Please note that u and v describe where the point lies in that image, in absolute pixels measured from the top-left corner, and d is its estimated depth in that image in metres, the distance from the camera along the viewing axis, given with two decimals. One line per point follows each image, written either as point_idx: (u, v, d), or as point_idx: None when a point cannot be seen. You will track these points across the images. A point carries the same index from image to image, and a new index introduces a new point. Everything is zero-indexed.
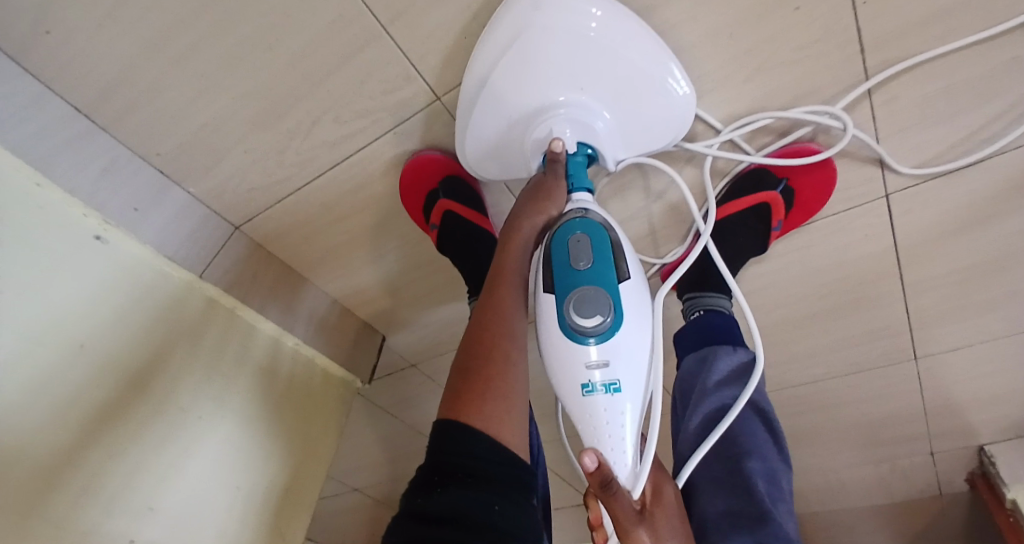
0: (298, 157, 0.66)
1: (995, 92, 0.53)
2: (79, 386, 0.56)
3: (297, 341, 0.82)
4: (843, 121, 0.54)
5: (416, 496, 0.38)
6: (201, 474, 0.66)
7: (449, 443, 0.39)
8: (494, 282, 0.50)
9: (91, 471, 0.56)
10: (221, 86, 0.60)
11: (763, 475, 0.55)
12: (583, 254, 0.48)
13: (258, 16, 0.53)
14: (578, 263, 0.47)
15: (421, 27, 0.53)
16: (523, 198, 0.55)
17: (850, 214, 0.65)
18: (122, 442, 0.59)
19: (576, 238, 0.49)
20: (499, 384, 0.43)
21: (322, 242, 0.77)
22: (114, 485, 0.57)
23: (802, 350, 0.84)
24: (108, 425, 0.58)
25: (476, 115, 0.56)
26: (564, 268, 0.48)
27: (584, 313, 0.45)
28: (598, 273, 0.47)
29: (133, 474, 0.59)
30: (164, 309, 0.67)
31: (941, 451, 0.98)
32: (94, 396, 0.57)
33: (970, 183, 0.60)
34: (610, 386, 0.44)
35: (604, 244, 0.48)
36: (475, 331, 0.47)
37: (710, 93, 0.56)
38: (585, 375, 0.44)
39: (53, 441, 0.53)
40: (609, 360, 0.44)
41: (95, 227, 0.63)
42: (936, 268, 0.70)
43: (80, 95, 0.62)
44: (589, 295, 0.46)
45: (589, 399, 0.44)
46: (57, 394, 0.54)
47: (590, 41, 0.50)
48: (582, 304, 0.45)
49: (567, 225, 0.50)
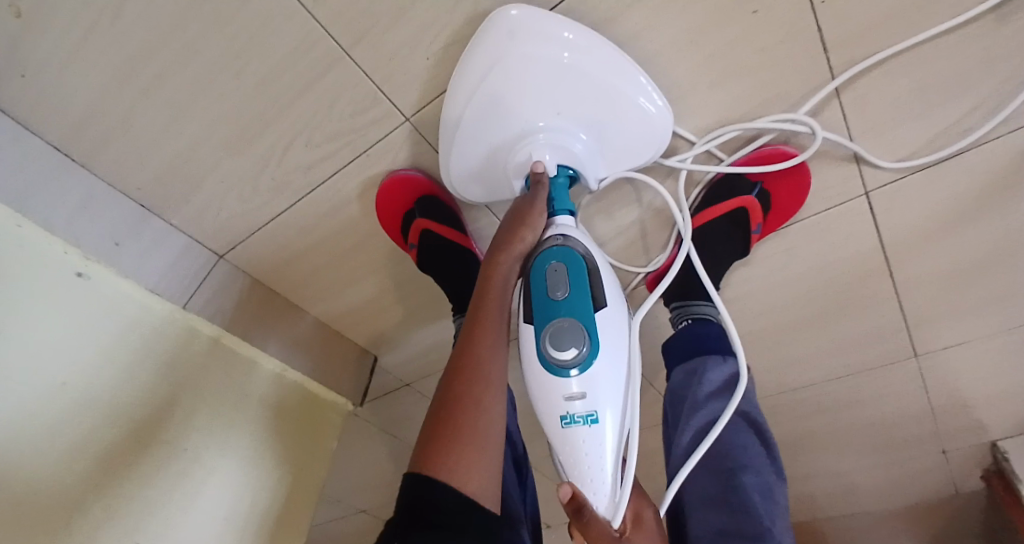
0: (273, 182, 0.66)
1: (970, 83, 0.51)
2: (60, 419, 0.56)
3: (278, 365, 0.80)
4: (810, 125, 0.54)
5: (392, 539, 0.36)
6: (191, 504, 0.65)
7: (415, 492, 0.39)
8: (474, 316, 0.48)
9: (76, 505, 0.55)
10: (193, 116, 0.60)
11: (757, 489, 0.53)
12: (560, 284, 0.48)
13: (223, 47, 0.53)
14: (555, 293, 0.47)
15: (381, 50, 0.53)
16: (506, 224, 0.54)
17: (831, 213, 0.64)
18: (109, 476, 0.59)
19: (553, 267, 0.49)
20: (471, 428, 0.42)
21: (305, 266, 0.77)
22: (99, 521, 0.57)
23: (798, 353, 0.82)
24: (94, 458, 0.58)
25: (457, 144, 0.56)
26: (542, 298, 0.48)
27: (558, 347, 0.45)
28: (575, 303, 0.47)
29: (118, 508, 0.58)
30: (148, 341, 0.67)
31: (952, 449, 0.95)
32: (76, 430, 0.57)
33: (954, 176, 0.59)
34: (588, 418, 0.44)
35: (581, 272, 0.48)
36: (450, 376, 0.46)
37: (678, 101, 0.55)
38: (563, 407, 0.44)
39: (35, 474, 0.53)
40: (587, 392, 0.44)
41: (77, 264, 0.63)
42: (928, 265, 0.68)
43: (58, 132, 0.63)
44: (565, 327, 0.46)
45: (568, 430, 0.44)
46: (36, 429, 0.54)
47: (564, 67, 0.49)
48: (559, 336, 0.46)
49: (544, 255, 0.50)
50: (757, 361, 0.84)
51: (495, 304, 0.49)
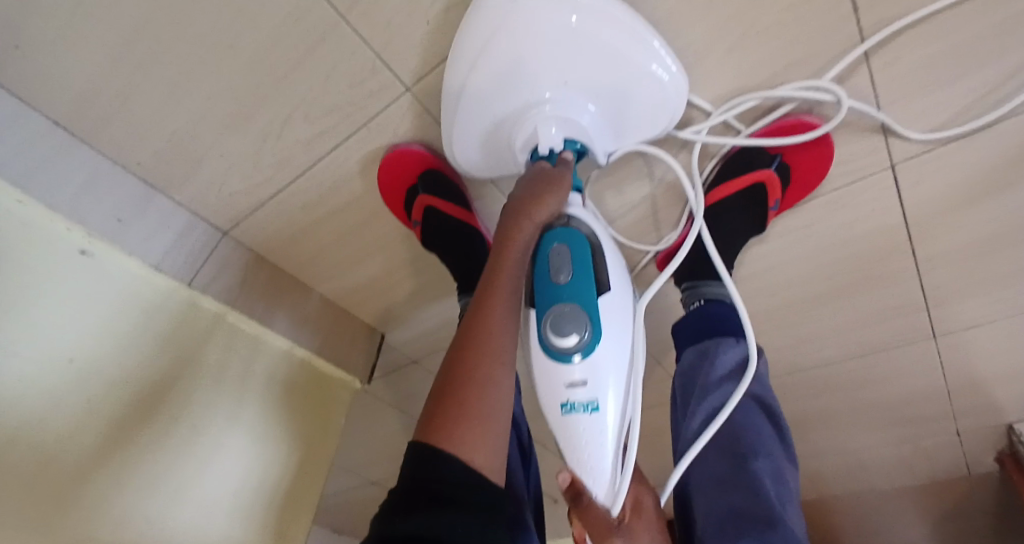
0: (275, 157, 0.65)
1: (1005, 48, 0.48)
2: (68, 397, 0.56)
3: (286, 343, 0.80)
4: (836, 93, 0.51)
5: (389, 516, 0.35)
6: (199, 479, 0.65)
7: (417, 467, 0.37)
8: (484, 290, 0.46)
9: (84, 480, 0.55)
10: (190, 89, 0.58)
11: (770, 473, 0.52)
12: (563, 268, 0.48)
13: (216, 15, 0.51)
14: (558, 277, 0.47)
15: (381, 17, 0.50)
16: (521, 192, 0.51)
17: (852, 188, 0.61)
18: (119, 453, 0.59)
19: (557, 250, 0.49)
20: (475, 407, 0.40)
21: (310, 242, 0.76)
22: (104, 499, 0.56)
23: (813, 332, 0.80)
24: (102, 433, 0.58)
25: (460, 118, 0.54)
26: (545, 283, 0.48)
27: (559, 333, 0.45)
28: (578, 288, 0.47)
29: (126, 485, 0.59)
30: (154, 319, 0.66)
31: (968, 429, 0.93)
32: (84, 406, 0.57)
33: (983, 148, 0.56)
34: (590, 405, 0.43)
35: (584, 257, 0.48)
36: (457, 350, 0.44)
37: (692, 68, 0.52)
38: (564, 394, 0.44)
39: (44, 450, 0.53)
40: (589, 379, 0.44)
41: (79, 242, 0.63)
42: (951, 242, 0.65)
43: (55, 108, 0.61)
44: (567, 312, 0.46)
45: (569, 417, 0.44)
46: (45, 407, 0.54)
47: (571, 35, 0.47)
48: (559, 322, 0.45)
49: (547, 238, 0.50)
50: (771, 340, 0.83)
51: (505, 276, 0.47)
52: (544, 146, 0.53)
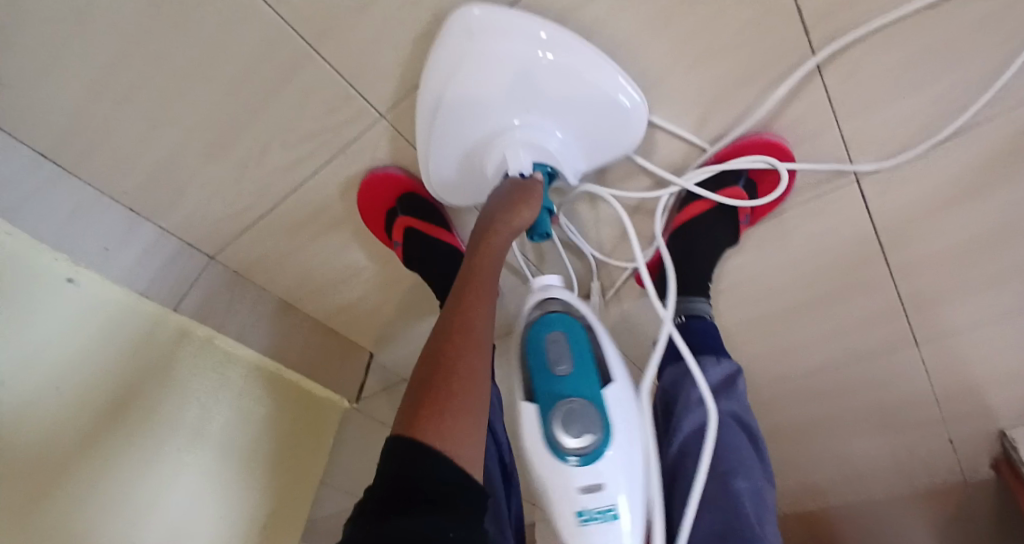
0: (256, 184, 0.66)
1: (956, 58, 0.50)
2: (56, 433, 0.58)
3: (275, 365, 0.81)
4: (768, 162, 0.57)
5: (369, 518, 0.34)
6: (187, 503, 0.67)
7: (403, 462, 0.36)
8: (462, 289, 0.47)
9: (71, 511, 0.57)
10: (172, 121, 0.60)
11: (750, 493, 0.53)
12: (563, 358, 0.51)
13: (194, 50, 0.53)
14: (558, 368, 0.50)
15: (351, 49, 0.52)
16: (495, 200, 0.53)
17: (820, 199, 0.63)
18: (105, 482, 0.60)
19: (552, 339, 0.52)
20: (458, 398, 0.40)
21: (295, 264, 0.77)
22: (95, 523, 0.59)
23: (795, 341, 0.81)
24: (89, 465, 0.60)
25: (434, 143, 0.55)
26: (545, 374, 0.50)
27: (570, 431, 0.47)
28: (578, 379, 0.50)
29: (114, 514, 0.60)
30: (142, 349, 0.68)
31: (961, 435, 0.92)
32: (71, 441, 0.59)
33: (943, 156, 0.57)
34: (607, 512, 0.45)
35: (582, 346, 0.52)
36: (440, 338, 0.44)
37: (654, 86, 0.55)
38: (579, 500, 0.46)
39: (29, 485, 0.55)
40: (603, 485, 0.46)
41: (66, 271, 0.65)
42: (924, 250, 0.66)
43: (43, 142, 0.63)
44: (576, 411, 0.48)
45: (586, 527, 0.45)
46: (36, 442, 0.56)
47: (540, 67, 0.49)
48: (569, 420, 0.47)
49: (544, 324, 0.53)
50: (754, 349, 0.83)
51: (484, 277, 0.48)
52: (515, 169, 0.54)
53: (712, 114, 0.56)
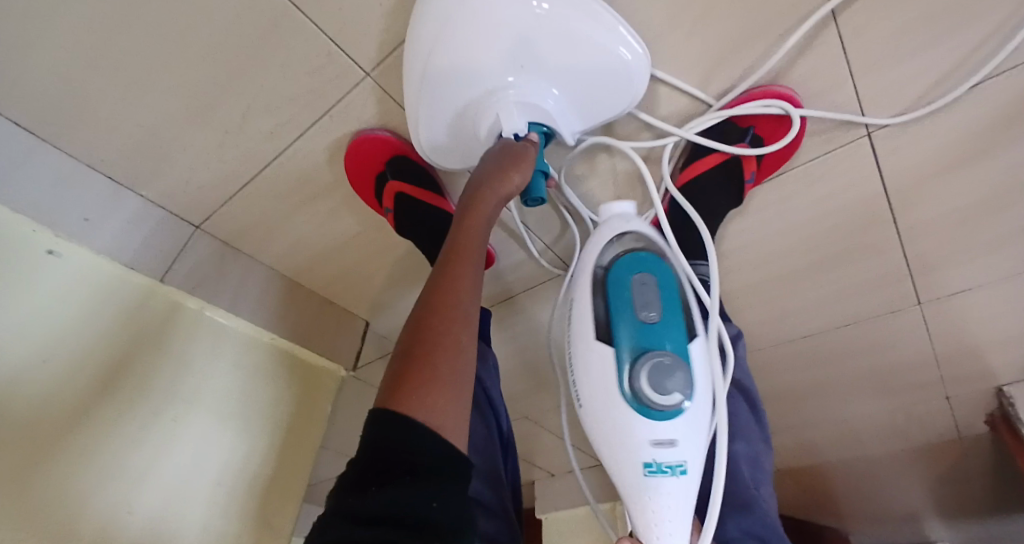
0: (239, 150, 0.64)
1: (978, 6, 0.46)
2: (47, 404, 0.57)
3: (268, 335, 0.79)
4: (782, 107, 0.53)
5: (352, 491, 0.33)
6: (183, 469, 0.66)
7: (385, 434, 0.35)
8: (449, 257, 0.45)
9: (65, 480, 0.56)
10: (145, 85, 0.57)
11: (747, 458, 0.53)
12: (651, 307, 0.47)
13: (160, 6, 0.49)
14: (648, 314, 0.47)
15: (330, 3, 0.49)
16: (485, 164, 0.51)
17: (829, 159, 0.60)
18: (100, 450, 0.59)
19: (642, 285, 0.49)
20: (444, 368, 0.38)
21: (284, 232, 0.75)
22: (90, 492, 0.58)
23: (795, 305, 0.79)
24: (84, 434, 0.59)
25: (423, 105, 0.52)
26: (632, 317, 0.47)
27: (657, 380, 0.44)
28: (666, 330, 0.47)
29: (110, 483, 0.59)
30: (134, 318, 0.66)
31: (958, 395, 0.91)
32: (65, 410, 0.58)
33: (959, 114, 0.54)
34: (677, 468, 0.42)
35: (672, 300, 0.48)
36: (425, 307, 0.42)
37: (656, 42, 0.51)
38: (648, 452, 0.43)
39: (23, 455, 0.54)
40: (677, 440, 0.43)
41: (46, 242, 0.62)
42: (932, 211, 0.64)
43: (11, 108, 0.60)
44: (667, 363, 0.44)
45: (651, 478, 0.42)
46: (27, 412, 0.55)
47: (535, 21, 0.46)
48: (659, 370, 0.44)
49: (633, 266, 0.50)
50: (754, 312, 0.82)
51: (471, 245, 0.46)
52: (509, 130, 0.51)
53: (718, 70, 0.53)
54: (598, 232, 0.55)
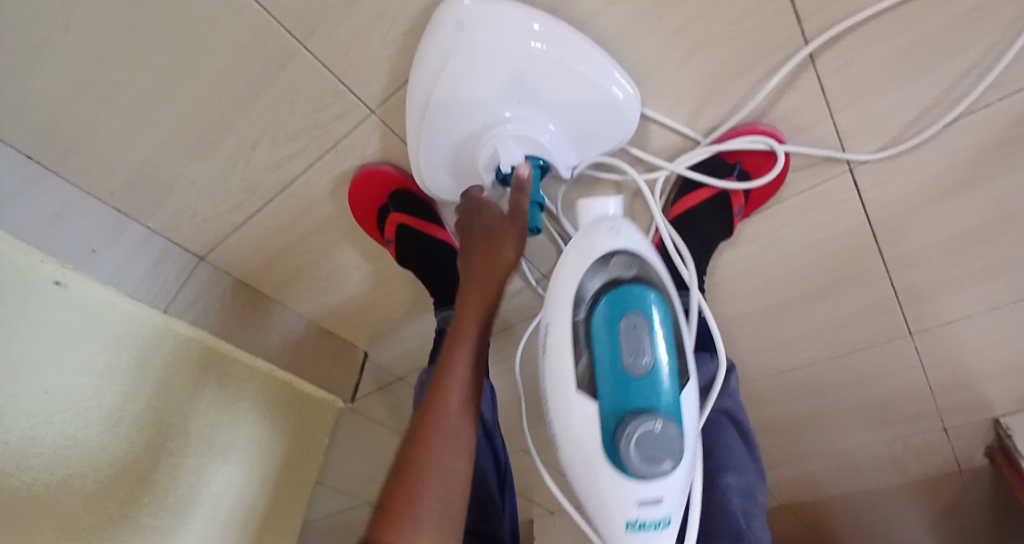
0: (246, 182, 0.66)
1: (949, 48, 0.49)
2: (63, 442, 0.59)
3: (267, 365, 0.80)
4: (766, 142, 0.55)
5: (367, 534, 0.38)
6: (200, 503, 0.69)
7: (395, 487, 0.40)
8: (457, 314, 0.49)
9: (80, 519, 0.59)
10: (158, 120, 0.59)
11: (739, 491, 0.53)
12: (643, 354, 0.40)
13: (177, 46, 0.52)
14: (640, 366, 0.40)
15: (339, 43, 0.52)
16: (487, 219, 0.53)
17: (816, 191, 0.62)
18: (114, 487, 0.62)
19: (633, 327, 0.41)
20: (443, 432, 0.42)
21: (286, 263, 0.76)
22: (104, 529, 0.60)
23: (789, 335, 0.81)
24: (98, 470, 0.61)
25: (425, 135, 0.54)
26: (621, 367, 0.40)
27: (647, 447, 0.38)
28: (658, 380, 0.40)
29: (120, 518, 0.61)
30: (149, 351, 0.68)
31: (955, 426, 0.92)
32: (80, 448, 0.60)
33: (937, 148, 0.57)
34: (661, 523, 0.39)
35: (666, 342, 0.41)
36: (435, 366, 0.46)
37: (647, 80, 0.54)
38: (632, 512, 0.38)
39: (42, 494, 0.56)
40: (663, 497, 0.39)
41: (51, 273, 0.63)
42: (918, 241, 0.66)
43: (26, 142, 0.62)
44: (661, 429, 0.38)
45: (631, 535, 0.39)
46: (46, 451, 0.57)
47: (531, 58, 0.49)
48: (651, 437, 0.38)
49: (625, 303, 0.41)
50: (750, 342, 0.83)
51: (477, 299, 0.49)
52: (506, 162, 0.53)
53: (707, 106, 0.56)
54: (577, 245, 0.46)
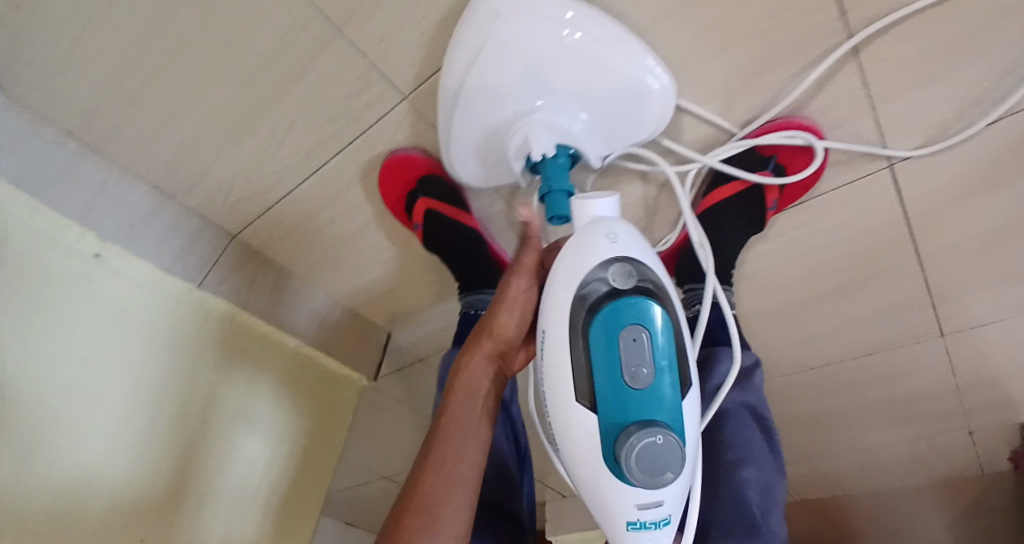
0: (277, 165, 0.66)
1: (1000, 43, 0.48)
2: (97, 413, 0.61)
3: (296, 340, 0.82)
4: (805, 138, 0.55)
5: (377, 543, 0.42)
6: (232, 476, 0.72)
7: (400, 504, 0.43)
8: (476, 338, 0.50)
9: (114, 488, 0.61)
10: (194, 101, 0.60)
11: (756, 485, 0.53)
12: (643, 366, 0.39)
13: (215, 29, 0.53)
14: (639, 379, 0.39)
15: (373, 29, 0.52)
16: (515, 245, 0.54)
17: (851, 187, 0.61)
18: (145, 459, 0.64)
19: (632, 339, 0.40)
20: (445, 453, 0.44)
21: (314, 244, 0.78)
22: (135, 499, 0.62)
23: (814, 331, 0.80)
24: (130, 442, 0.63)
25: (455, 122, 0.54)
26: (620, 380, 0.39)
27: (645, 460, 0.37)
28: (658, 391, 0.39)
29: (150, 488, 0.64)
30: (180, 328, 0.71)
31: (980, 428, 0.90)
32: (111, 420, 0.62)
33: (980, 146, 0.55)
34: (660, 523, 0.39)
35: (666, 352, 0.40)
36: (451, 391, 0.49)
37: (683, 70, 0.53)
38: (633, 514, 0.39)
39: (76, 463, 0.59)
40: (663, 501, 0.39)
41: (92, 247, 0.65)
42: (954, 240, 0.64)
43: (68, 120, 0.63)
44: (660, 442, 0.37)
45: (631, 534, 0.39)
46: (80, 423, 0.60)
47: (564, 47, 0.48)
48: (649, 450, 0.37)
49: (625, 314, 0.40)
50: (774, 337, 0.82)
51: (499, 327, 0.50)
52: (536, 151, 0.53)
53: (742, 98, 0.55)
54: (576, 248, 0.44)
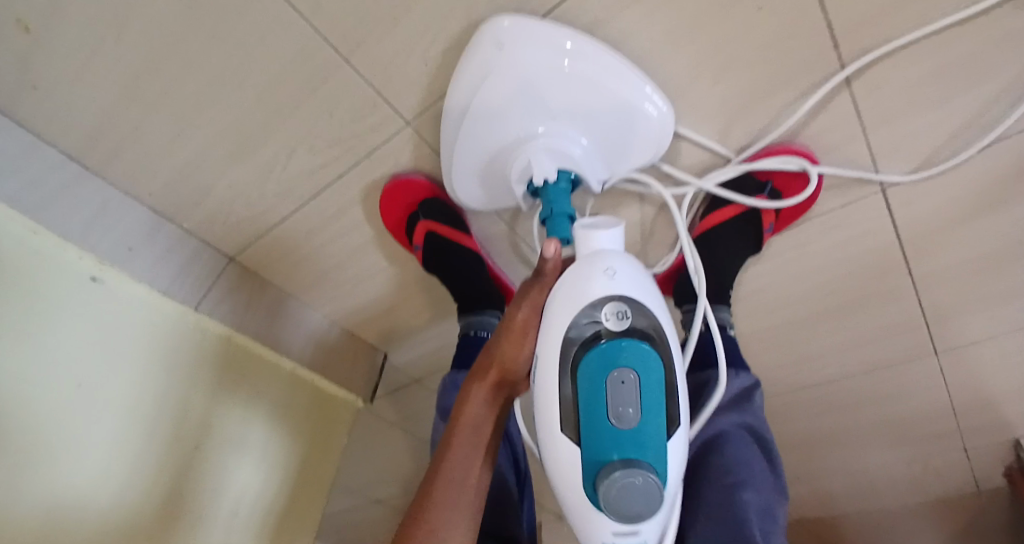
0: (279, 187, 0.67)
1: (987, 72, 0.49)
2: (91, 438, 0.60)
3: (290, 362, 0.82)
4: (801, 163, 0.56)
5: None
6: (223, 502, 0.71)
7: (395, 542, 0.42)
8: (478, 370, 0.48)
9: (105, 516, 0.59)
10: (199, 125, 0.61)
11: (756, 508, 0.52)
12: (629, 405, 0.40)
13: (222, 55, 0.53)
14: (624, 417, 0.39)
15: (379, 57, 0.52)
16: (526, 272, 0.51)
17: (845, 209, 0.62)
18: (137, 485, 0.62)
19: (621, 378, 0.40)
20: (442, 493, 0.43)
21: (314, 265, 0.78)
22: (128, 525, 0.61)
23: (811, 350, 0.80)
24: (123, 467, 0.62)
25: (457, 147, 0.55)
26: (604, 417, 0.39)
27: (623, 496, 0.38)
28: (643, 430, 0.39)
29: (142, 515, 0.62)
30: (176, 350, 0.70)
31: (975, 446, 0.91)
32: (106, 445, 0.61)
33: (969, 169, 0.57)
34: None
35: (655, 393, 0.40)
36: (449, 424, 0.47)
37: (681, 97, 0.54)
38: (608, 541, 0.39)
39: (69, 490, 0.57)
40: (639, 531, 0.39)
41: (90, 268, 0.64)
42: (945, 261, 0.66)
43: (70, 143, 0.63)
44: (640, 481, 0.38)
45: None
46: (75, 447, 0.58)
47: (564, 75, 0.49)
48: (628, 487, 0.38)
49: (615, 353, 0.41)
50: (771, 356, 0.83)
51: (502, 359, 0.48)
52: (538, 175, 0.54)
53: (740, 123, 0.56)
54: (572, 279, 0.45)
